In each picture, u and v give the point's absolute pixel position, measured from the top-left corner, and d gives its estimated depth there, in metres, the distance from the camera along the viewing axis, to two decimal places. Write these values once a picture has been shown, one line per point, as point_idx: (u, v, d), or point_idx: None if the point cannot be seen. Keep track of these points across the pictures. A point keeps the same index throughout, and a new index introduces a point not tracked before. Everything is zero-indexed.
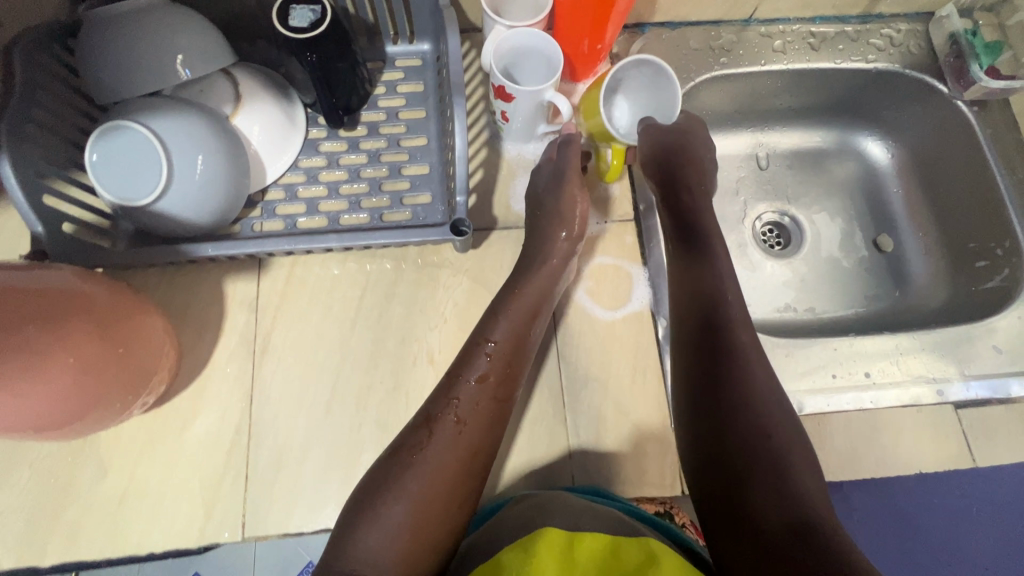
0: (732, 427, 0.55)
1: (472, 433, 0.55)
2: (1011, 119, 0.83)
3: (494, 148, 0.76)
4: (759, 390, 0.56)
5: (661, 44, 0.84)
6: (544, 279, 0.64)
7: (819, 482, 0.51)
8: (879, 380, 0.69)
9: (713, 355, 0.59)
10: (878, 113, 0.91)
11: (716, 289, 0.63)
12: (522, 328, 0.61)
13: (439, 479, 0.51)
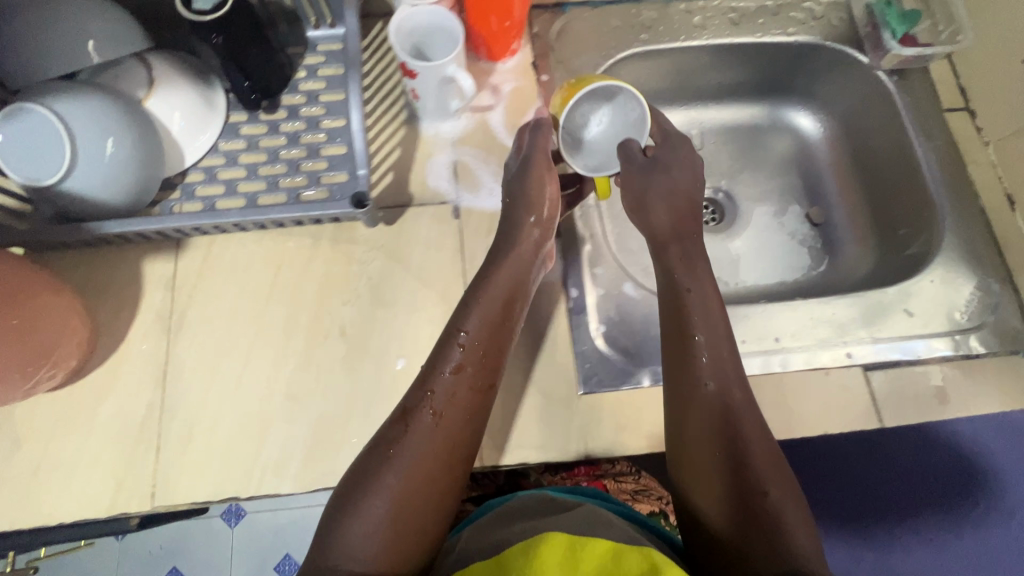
0: (701, 442, 0.59)
1: (456, 433, 0.57)
2: (931, 88, 0.83)
3: (412, 127, 0.77)
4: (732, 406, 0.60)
5: (582, 22, 0.85)
6: (513, 269, 0.65)
7: (783, 472, 0.56)
8: (789, 344, 0.72)
9: (686, 369, 0.63)
10: (805, 90, 0.94)
11: (703, 312, 0.65)
12: (500, 329, 0.63)
13: (427, 487, 0.54)
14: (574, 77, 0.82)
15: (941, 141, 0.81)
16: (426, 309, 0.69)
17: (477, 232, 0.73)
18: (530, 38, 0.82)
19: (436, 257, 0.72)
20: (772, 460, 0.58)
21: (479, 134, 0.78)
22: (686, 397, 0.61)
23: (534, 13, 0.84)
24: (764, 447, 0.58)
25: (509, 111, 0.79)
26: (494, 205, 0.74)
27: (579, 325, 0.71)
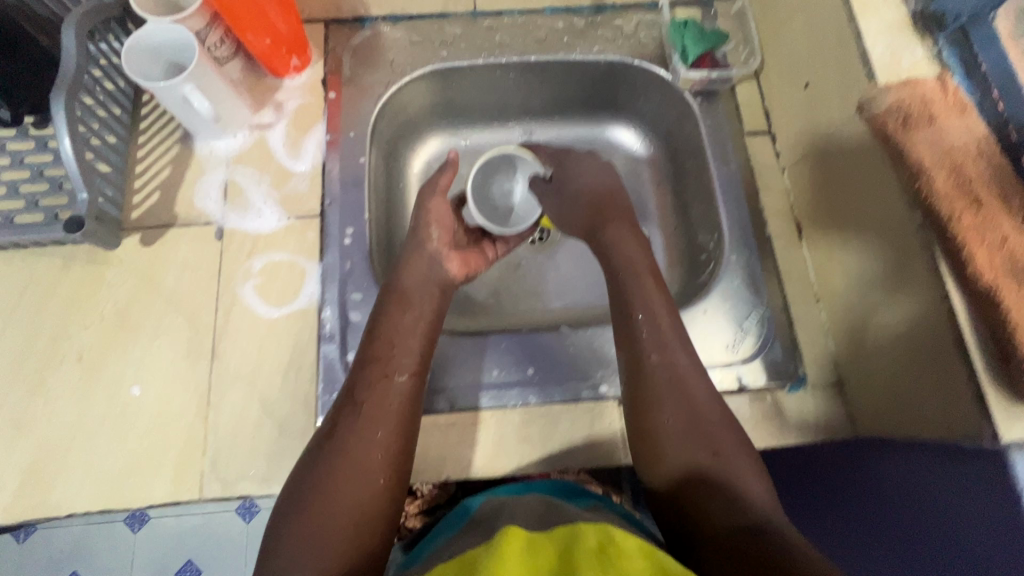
0: (700, 444, 0.57)
1: (400, 428, 0.57)
2: (735, 110, 0.82)
3: (185, 145, 0.75)
4: (679, 397, 0.59)
5: (380, 37, 0.82)
6: (424, 265, 0.69)
7: (724, 438, 0.57)
8: (546, 375, 0.71)
9: (668, 369, 0.61)
10: (627, 105, 0.90)
11: (643, 297, 0.66)
12: (411, 327, 0.64)
13: (360, 484, 0.53)
14: (362, 93, 0.80)
15: (736, 166, 0.79)
16: (172, 333, 0.68)
17: (237, 255, 0.71)
18: (325, 54, 0.81)
19: (191, 280, 0.70)
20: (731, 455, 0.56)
21: (255, 152, 0.76)
22: (646, 384, 0.61)
23: (332, 27, 0.82)
24: (735, 442, 0.57)
25: (290, 128, 0.77)
26: (260, 227, 0.73)
27: (326, 353, 0.67)
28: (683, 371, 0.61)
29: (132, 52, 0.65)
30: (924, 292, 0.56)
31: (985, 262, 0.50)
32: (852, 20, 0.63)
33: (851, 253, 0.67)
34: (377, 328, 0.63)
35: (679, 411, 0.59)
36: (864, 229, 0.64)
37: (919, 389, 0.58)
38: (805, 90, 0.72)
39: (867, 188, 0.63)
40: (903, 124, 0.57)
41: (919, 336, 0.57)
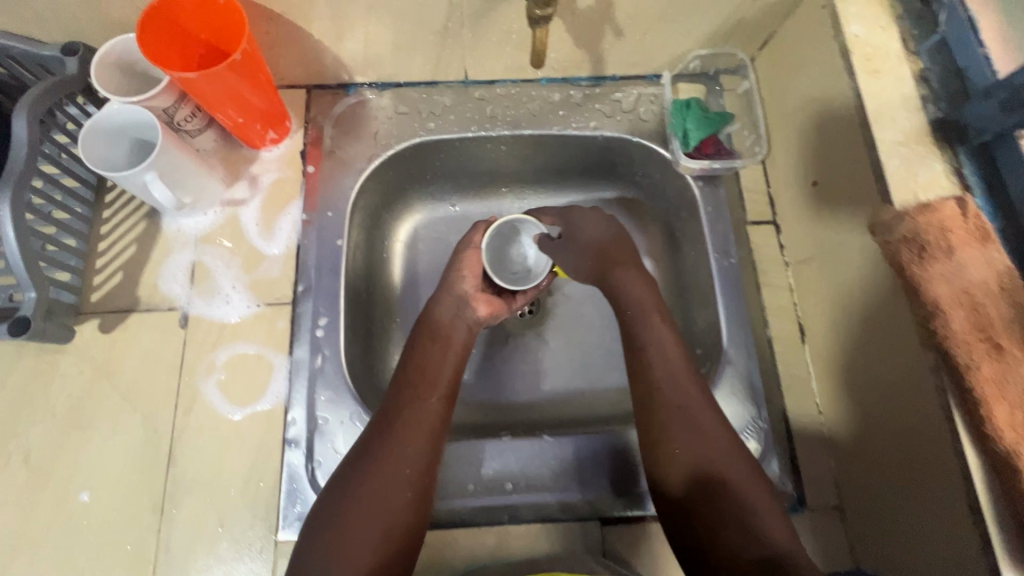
0: (736, 482, 0.53)
1: (424, 460, 0.55)
2: (738, 196, 0.77)
3: (152, 221, 0.71)
4: (696, 426, 0.56)
5: (364, 105, 0.78)
6: (454, 304, 0.66)
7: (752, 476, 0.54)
8: (522, 492, 0.65)
9: (692, 402, 0.57)
10: (628, 183, 0.85)
11: (645, 321, 0.62)
12: (442, 356, 0.62)
13: (383, 519, 0.51)
14: (343, 168, 0.75)
15: (738, 258, 0.74)
16: (127, 432, 0.63)
17: (201, 345, 0.67)
18: (305, 123, 0.76)
19: (151, 373, 0.66)
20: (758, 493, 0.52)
21: (226, 231, 0.71)
22: (658, 416, 0.57)
23: (314, 93, 0.78)
24: (750, 481, 0.53)
25: (265, 205, 0.73)
26: (227, 315, 0.68)
27: (290, 460, 0.63)
28: (698, 405, 0.57)
29: (91, 131, 0.61)
30: (936, 436, 0.52)
31: (1003, 420, 0.46)
32: (868, 130, 0.59)
33: (859, 372, 0.62)
34: (407, 357, 0.62)
35: (699, 443, 0.55)
36: (872, 348, 0.60)
37: (913, 511, 0.55)
38: (812, 188, 0.69)
39: (877, 307, 0.58)
40: (919, 256, 0.52)
41: (926, 472, 0.53)
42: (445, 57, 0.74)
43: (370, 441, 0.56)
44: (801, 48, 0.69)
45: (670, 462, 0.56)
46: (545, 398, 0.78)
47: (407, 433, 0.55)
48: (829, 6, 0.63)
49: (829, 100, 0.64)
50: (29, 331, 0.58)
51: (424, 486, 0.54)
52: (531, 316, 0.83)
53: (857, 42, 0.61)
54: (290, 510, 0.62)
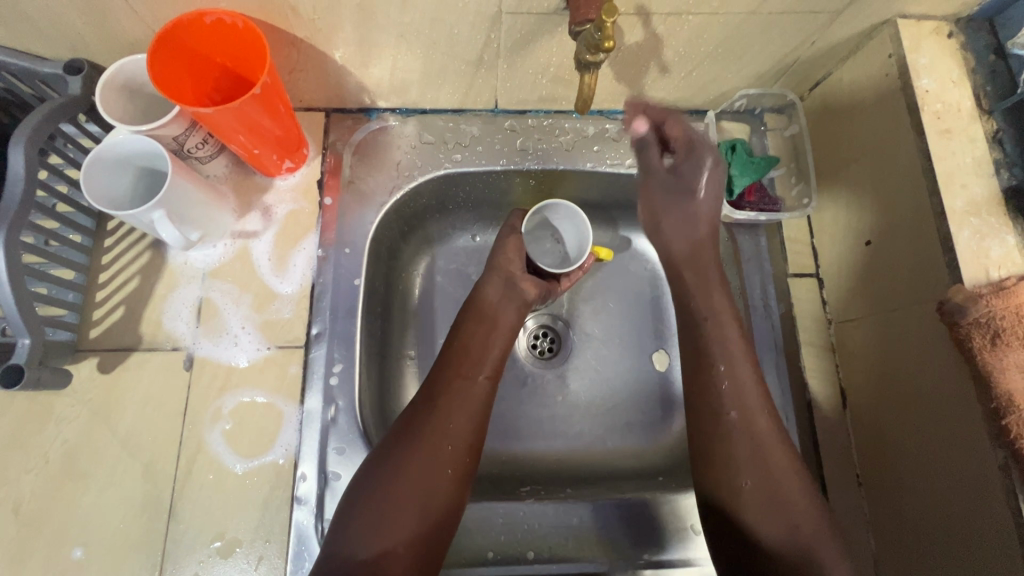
0: (788, 486, 0.54)
1: (468, 438, 0.57)
2: (779, 245, 0.72)
3: (157, 252, 0.66)
4: (759, 436, 0.56)
5: (386, 132, 0.73)
6: (501, 285, 0.67)
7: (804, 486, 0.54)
8: (544, 560, 0.61)
9: (754, 405, 0.57)
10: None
11: (721, 329, 0.61)
12: (488, 336, 0.64)
13: (422, 496, 0.53)
14: (362, 200, 0.70)
15: (778, 314, 0.70)
16: (125, 484, 0.59)
17: (207, 389, 0.63)
18: (323, 150, 0.72)
19: (152, 419, 0.61)
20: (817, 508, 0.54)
21: (236, 265, 0.67)
22: (719, 419, 0.57)
23: (334, 116, 0.73)
24: (811, 501, 0.54)
25: (278, 239, 0.69)
26: (235, 357, 0.64)
27: (298, 519, 0.59)
28: (764, 416, 0.57)
29: (94, 161, 0.56)
30: (994, 521, 0.49)
31: None
32: (936, 196, 0.54)
33: (905, 445, 0.58)
34: (452, 336, 0.64)
35: (751, 452, 0.55)
36: (922, 418, 0.56)
37: (932, 532, 0.56)
38: (864, 247, 0.64)
39: (932, 378, 0.55)
40: (992, 344, 0.48)
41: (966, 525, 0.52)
42: (476, 86, 0.69)
43: (412, 416, 0.57)
44: (861, 95, 0.64)
45: (718, 461, 0.56)
46: (563, 446, 0.74)
47: (449, 411, 0.57)
48: (897, 55, 0.58)
49: (890, 156, 0.60)
50: (22, 380, 0.54)
51: (467, 464, 0.56)
52: (551, 357, 0.79)
53: (927, 97, 0.57)
54: (298, 575, 0.58)
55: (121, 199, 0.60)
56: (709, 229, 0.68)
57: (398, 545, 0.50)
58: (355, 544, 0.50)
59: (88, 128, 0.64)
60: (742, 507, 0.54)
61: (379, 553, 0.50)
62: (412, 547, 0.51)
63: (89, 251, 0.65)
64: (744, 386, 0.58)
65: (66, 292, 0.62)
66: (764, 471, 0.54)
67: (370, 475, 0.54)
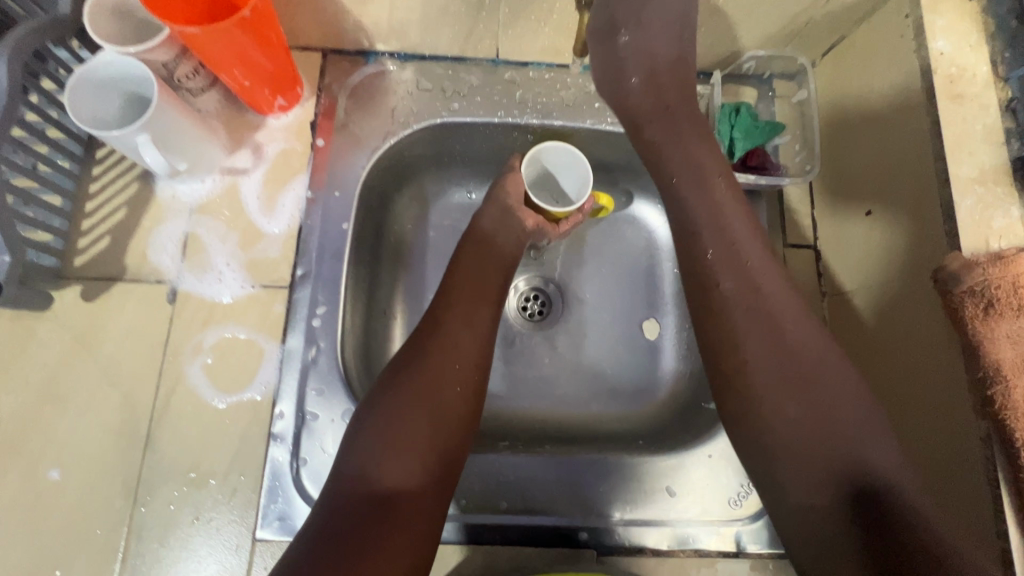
0: (819, 385, 0.49)
1: (474, 362, 0.56)
2: (780, 215, 0.71)
3: (146, 184, 0.66)
4: (783, 335, 0.51)
5: (384, 77, 0.71)
6: (496, 215, 0.67)
7: (838, 382, 0.49)
8: (517, 512, 0.61)
9: (771, 301, 0.53)
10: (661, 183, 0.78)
11: (714, 216, 0.56)
12: (488, 265, 0.64)
13: (433, 415, 0.52)
14: (355, 144, 0.69)
15: None
16: (104, 411, 0.59)
17: (190, 323, 0.63)
18: (318, 91, 0.70)
19: (133, 349, 0.61)
20: (854, 404, 0.49)
21: (224, 202, 0.66)
22: (728, 320, 0.53)
23: (330, 58, 0.71)
24: (847, 396, 0.49)
25: (267, 178, 0.68)
26: (219, 294, 0.63)
27: (275, 456, 0.59)
28: (782, 314, 0.52)
29: (80, 82, 0.55)
30: (970, 487, 0.49)
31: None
32: (942, 162, 0.52)
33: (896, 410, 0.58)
34: (454, 267, 0.64)
35: (773, 352, 0.51)
36: (916, 383, 0.55)
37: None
38: (865, 217, 0.63)
39: (927, 340, 0.53)
40: (984, 312, 0.46)
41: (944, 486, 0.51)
42: None
43: (416, 343, 0.57)
44: (874, 59, 0.61)
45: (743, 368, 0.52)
46: (546, 406, 0.74)
47: (454, 335, 0.57)
48: (914, 15, 0.56)
49: (899, 121, 0.58)
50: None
51: (474, 388, 0.56)
52: (541, 319, 0.78)
53: (941, 60, 0.54)
54: (270, 509, 0.58)
55: (109, 124, 0.59)
56: (664, 58, 0.64)
57: (412, 466, 0.50)
58: (370, 465, 0.49)
59: (80, 54, 0.63)
60: (765, 409, 0.50)
61: (395, 478, 0.49)
62: (428, 467, 0.50)
63: (77, 178, 0.64)
64: (751, 285, 0.53)
65: (52, 217, 0.62)
66: (789, 371, 0.50)
67: (377, 400, 0.53)
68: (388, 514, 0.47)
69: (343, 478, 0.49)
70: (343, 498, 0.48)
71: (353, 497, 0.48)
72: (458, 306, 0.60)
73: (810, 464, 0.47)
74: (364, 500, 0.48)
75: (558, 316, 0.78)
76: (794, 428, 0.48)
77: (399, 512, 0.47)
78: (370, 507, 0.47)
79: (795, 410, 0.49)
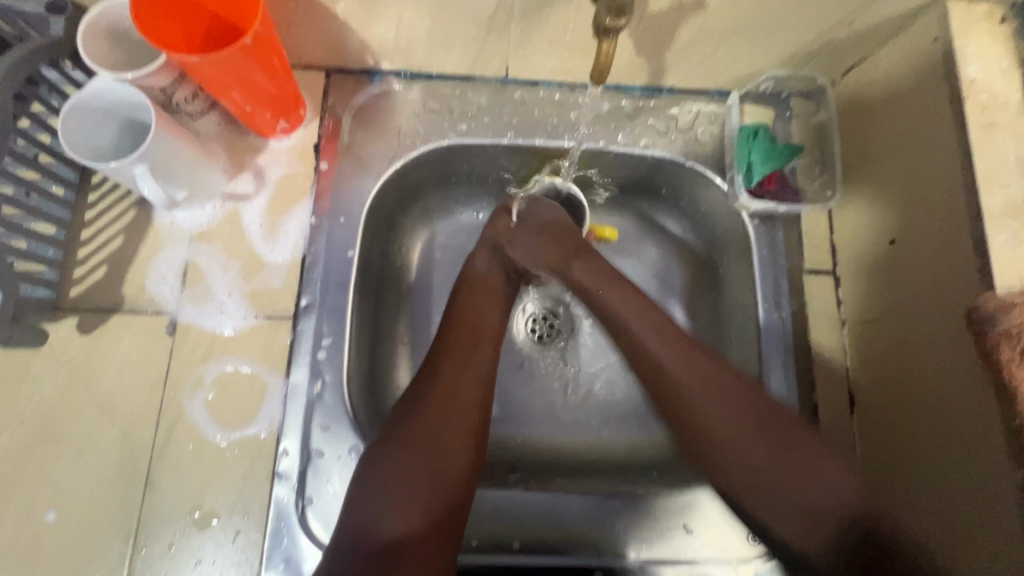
0: (812, 475, 0.48)
1: (479, 402, 0.54)
2: (797, 239, 0.69)
3: (144, 211, 0.63)
4: (792, 464, 0.48)
5: (389, 97, 0.69)
6: (498, 256, 0.65)
7: (801, 460, 0.48)
8: (531, 550, 0.59)
9: (733, 398, 0.52)
10: (674, 203, 0.74)
11: (691, 360, 0.54)
12: (492, 300, 0.62)
13: (439, 460, 0.50)
14: (360, 168, 0.66)
15: (790, 311, 0.66)
16: (100, 449, 0.57)
17: (189, 357, 0.60)
18: (321, 112, 0.68)
19: (132, 386, 0.59)
20: (829, 466, 0.48)
21: (225, 229, 0.64)
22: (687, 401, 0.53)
23: (334, 77, 0.69)
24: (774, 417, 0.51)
25: (270, 203, 0.65)
26: (220, 325, 0.61)
27: (278, 495, 0.57)
28: (745, 413, 0.51)
29: (75, 109, 0.53)
30: (998, 528, 0.47)
31: None
32: (973, 195, 0.50)
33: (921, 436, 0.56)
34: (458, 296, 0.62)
35: (761, 460, 0.49)
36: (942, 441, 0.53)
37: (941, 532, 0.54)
38: (888, 245, 0.61)
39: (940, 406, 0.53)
40: (1020, 358, 0.44)
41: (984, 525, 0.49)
42: (485, 54, 0.64)
43: (419, 388, 0.54)
44: (897, 80, 0.59)
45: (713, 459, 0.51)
46: (556, 435, 0.72)
47: (456, 377, 0.55)
48: (943, 39, 0.53)
49: (927, 148, 0.56)
50: None
51: (481, 428, 0.53)
52: (550, 343, 0.76)
53: (972, 88, 0.51)
54: (275, 551, 0.56)
55: (101, 149, 0.56)
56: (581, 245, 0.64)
57: (416, 513, 0.47)
58: (372, 517, 0.47)
59: (73, 75, 0.60)
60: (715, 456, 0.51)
61: (398, 529, 0.46)
62: (429, 512, 0.48)
63: (72, 206, 0.62)
64: (711, 374, 0.53)
65: (46, 247, 0.59)
66: (766, 439, 0.50)
67: (379, 451, 0.50)
68: (390, 569, 0.44)
69: (346, 534, 0.46)
70: (343, 555, 0.45)
71: (354, 552, 0.45)
72: (464, 343, 0.58)
73: (787, 516, 0.48)
74: (364, 555, 0.45)
75: (568, 341, 0.76)
76: (791, 521, 0.47)
77: (399, 568, 0.44)
78: (367, 562, 0.44)
79: (772, 502, 0.48)
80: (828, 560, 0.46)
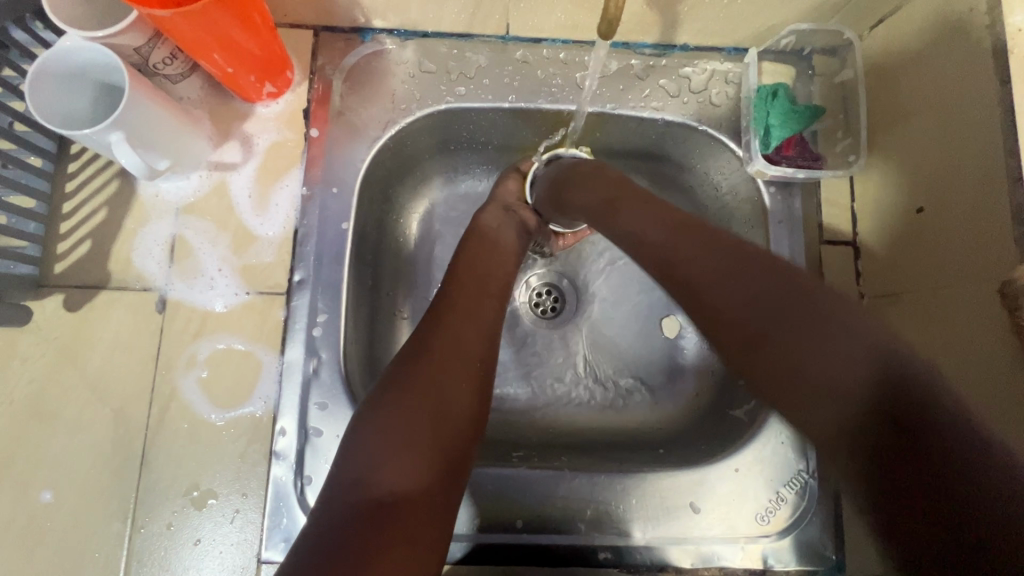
0: (842, 340, 0.37)
1: (481, 361, 0.52)
2: (815, 207, 0.65)
3: (128, 183, 0.60)
4: (800, 347, 0.38)
5: (382, 57, 0.64)
6: (500, 214, 0.63)
7: (824, 336, 0.37)
8: (535, 528, 0.58)
9: (733, 259, 0.44)
10: (684, 170, 0.70)
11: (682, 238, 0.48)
12: (496, 261, 0.60)
13: (441, 417, 0.47)
14: (352, 134, 0.63)
15: None
16: (93, 429, 0.56)
17: (180, 334, 0.58)
18: (310, 75, 0.64)
19: (123, 365, 0.57)
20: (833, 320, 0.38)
21: (213, 200, 0.61)
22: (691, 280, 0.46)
23: (323, 36, 0.64)
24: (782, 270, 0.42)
25: (259, 173, 0.62)
26: (211, 302, 0.59)
27: (276, 474, 0.56)
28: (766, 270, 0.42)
29: (42, 72, 0.49)
30: None
31: None
32: (1012, 159, 0.46)
33: None
34: (457, 263, 0.59)
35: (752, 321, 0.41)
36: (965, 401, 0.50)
37: None
38: (915, 215, 0.57)
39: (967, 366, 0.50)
40: None
41: None
42: (484, 8, 0.59)
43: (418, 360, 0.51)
44: (933, 32, 0.54)
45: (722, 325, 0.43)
46: (561, 411, 0.70)
47: (461, 336, 0.52)
48: None
49: (963, 106, 0.51)
50: None
51: (484, 390, 0.51)
52: (554, 317, 0.73)
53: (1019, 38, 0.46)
54: (275, 531, 0.55)
55: (74, 114, 0.53)
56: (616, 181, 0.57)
57: (416, 469, 0.44)
58: (369, 469, 0.44)
59: (44, 36, 0.56)
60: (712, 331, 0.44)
61: (397, 483, 0.43)
62: (430, 468, 0.45)
63: (52, 178, 0.59)
64: (716, 239, 0.46)
65: (26, 222, 0.57)
66: (785, 298, 0.40)
67: (376, 406, 0.47)
68: (388, 522, 0.41)
69: (339, 486, 0.43)
70: (336, 510, 0.42)
71: (349, 506, 0.42)
72: (467, 300, 0.55)
73: (827, 367, 0.36)
74: (358, 508, 0.41)
75: (572, 315, 0.74)
76: (826, 370, 0.36)
77: (398, 522, 0.41)
78: (363, 515, 0.41)
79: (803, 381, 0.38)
80: (854, 442, 0.35)
